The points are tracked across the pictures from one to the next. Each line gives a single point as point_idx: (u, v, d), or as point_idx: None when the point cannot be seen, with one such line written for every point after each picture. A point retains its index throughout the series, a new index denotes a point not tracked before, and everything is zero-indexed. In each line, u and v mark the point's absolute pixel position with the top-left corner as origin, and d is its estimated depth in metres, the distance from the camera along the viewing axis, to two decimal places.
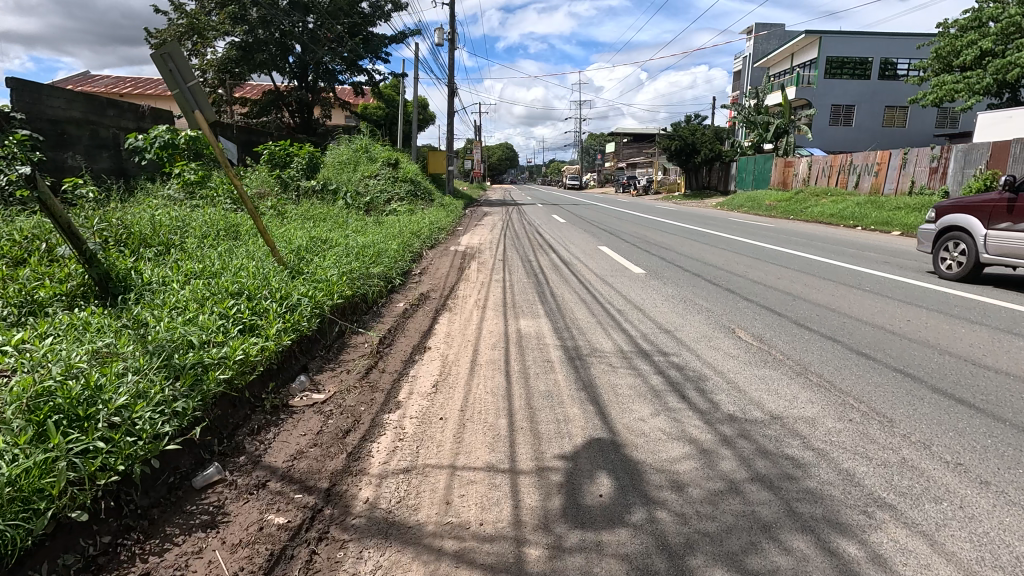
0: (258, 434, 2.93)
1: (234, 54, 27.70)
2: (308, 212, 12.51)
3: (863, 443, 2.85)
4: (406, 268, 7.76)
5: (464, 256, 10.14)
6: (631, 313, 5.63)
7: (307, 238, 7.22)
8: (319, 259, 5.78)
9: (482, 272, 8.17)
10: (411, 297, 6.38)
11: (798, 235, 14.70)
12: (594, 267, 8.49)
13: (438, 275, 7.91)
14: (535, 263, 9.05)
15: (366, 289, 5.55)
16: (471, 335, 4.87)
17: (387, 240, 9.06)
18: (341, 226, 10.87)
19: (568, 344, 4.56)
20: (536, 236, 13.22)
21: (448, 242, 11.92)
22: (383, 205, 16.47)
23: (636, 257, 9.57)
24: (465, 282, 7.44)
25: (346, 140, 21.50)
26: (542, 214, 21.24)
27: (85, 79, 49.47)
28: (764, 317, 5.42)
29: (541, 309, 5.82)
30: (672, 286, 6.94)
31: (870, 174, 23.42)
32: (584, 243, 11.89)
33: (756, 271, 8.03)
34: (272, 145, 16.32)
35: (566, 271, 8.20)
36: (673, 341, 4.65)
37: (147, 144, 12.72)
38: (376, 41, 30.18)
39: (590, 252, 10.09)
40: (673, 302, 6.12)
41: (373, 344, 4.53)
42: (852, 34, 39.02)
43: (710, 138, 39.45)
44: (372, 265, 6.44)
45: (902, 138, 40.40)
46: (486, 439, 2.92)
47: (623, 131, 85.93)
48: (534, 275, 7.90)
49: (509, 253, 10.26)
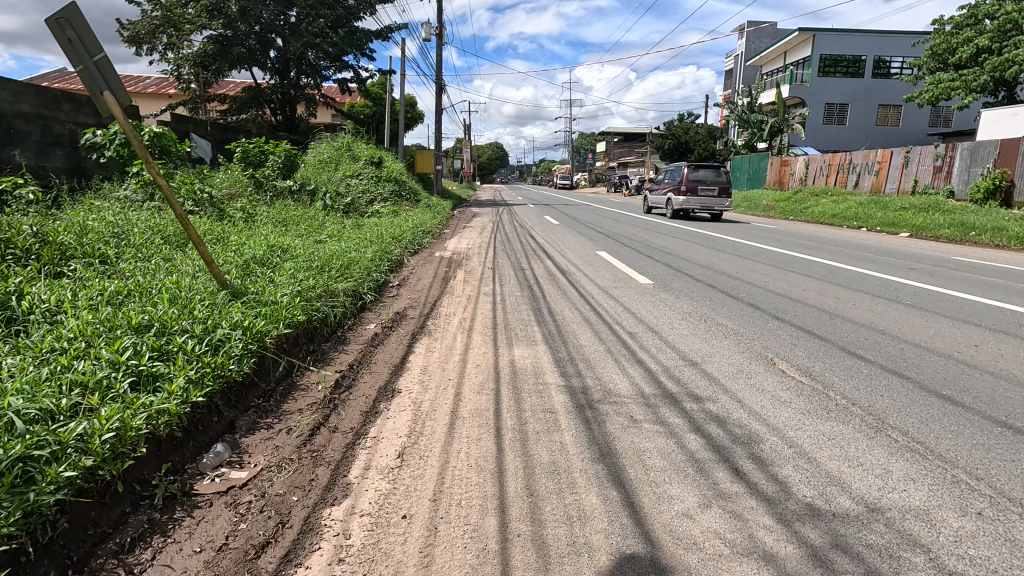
0: (128, 551, 2.01)
1: (211, 48, 26.42)
2: (280, 215, 11.53)
3: (1018, 560, 1.96)
4: (382, 280, 6.81)
5: (451, 263, 9.19)
6: (645, 337, 4.73)
7: (266, 247, 6.23)
8: (271, 275, 4.82)
9: (470, 283, 7.24)
10: (385, 316, 5.44)
11: (805, 239, 13.95)
12: (595, 277, 7.61)
13: (419, 287, 6.98)
14: (528, 271, 8.14)
15: (325, 311, 4.58)
16: (455, 371, 3.93)
17: (363, 247, 8.08)
18: (316, 232, 9.89)
19: (574, 384, 3.65)
20: (529, 241, 12.30)
21: (433, 247, 10.97)
22: (365, 207, 15.48)
23: (639, 265, 8.68)
24: (449, 296, 6.50)
25: (328, 138, 20.44)
26: (533, 215, 20.32)
27: (64, 75, 47.84)
28: (804, 343, 4.54)
29: (537, 332, 4.91)
30: (687, 301, 6.06)
31: (871, 174, 22.85)
32: (581, 247, 10.99)
33: (776, 281, 7.18)
34: (245, 143, 15.16)
35: (565, 282, 7.30)
36: (705, 379, 3.74)
37: (106, 141, 11.55)
38: (360, 36, 29.04)
39: (589, 259, 9.20)
40: (691, 321, 5.24)
41: (326, 386, 3.58)
42: (846, 31, 38.47)
43: (704, 137, 38.81)
44: (338, 279, 5.48)
45: (896, 137, 39.99)
46: (465, 559, 1.99)
47: (614, 130, 85.11)
48: (527, 287, 7.00)
49: (500, 260, 9.35)
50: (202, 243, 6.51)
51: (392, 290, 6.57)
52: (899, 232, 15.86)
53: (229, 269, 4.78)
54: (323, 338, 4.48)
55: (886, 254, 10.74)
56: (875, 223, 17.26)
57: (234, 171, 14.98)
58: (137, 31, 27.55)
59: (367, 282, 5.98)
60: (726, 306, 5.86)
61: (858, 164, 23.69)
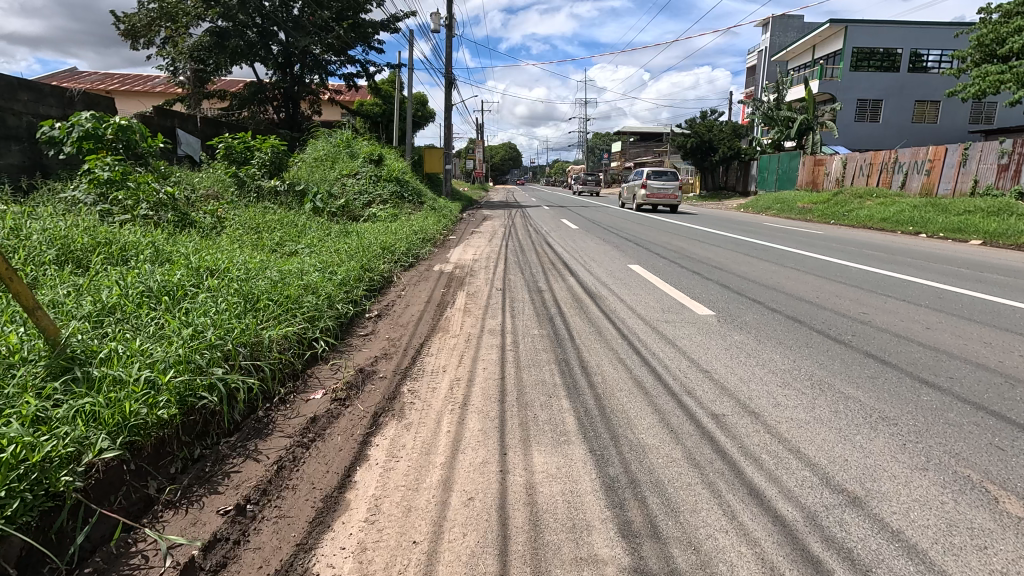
0: None
1: (208, 40, 25.01)
2: (255, 220, 9.92)
3: None
4: (352, 309, 5.14)
5: (452, 281, 7.50)
6: (743, 427, 2.97)
7: (190, 266, 4.57)
8: (155, 323, 3.14)
9: (474, 312, 5.56)
10: (342, 376, 3.72)
11: (864, 246, 12.03)
12: (636, 304, 5.88)
13: (404, 318, 5.32)
14: (548, 294, 6.42)
15: (232, 382, 2.88)
16: (427, 516, 2.21)
17: (336, 262, 6.44)
18: (291, 245, 8.36)
19: (653, 567, 1.91)
20: (547, 249, 10.60)
21: (432, 259, 9.26)
22: (361, 209, 13.84)
23: (687, 284, 6.90)
24: (442, 335, 4.79)
25: (326, 134, 18.86)
26: (549, 219, 18.52)
27: (75, 75, 47.23)
28: (1012, 442, 2.76)
29: (569, 411, 3.16)
30: (778, 350, 4.28)
31: (920, 173, 20.84)
32: (608, 259, 9.25)
33: (878, 314, 5.39)
34: (227, 137, 13.54)
35: (596, 310, 5.61)
36: (903, 553, 1.96)
37: (61, 134, 10.04)
38: (366, 28, 27.54)
39: (622, 276, 7.47)
40: (805, 391, 3.46)
41: (172, 567, 1.87)
42: (879, 23, 36.23)
43: (729, 134, 36.61)
44: (271, 320, 3.79)
45: (933, 135, 37.61)
46: None
47: (629, 131, 82.88)
48: (546, 319, 5.29)
49: (512, 276, 7.66)
50: (108, 264, 4.84)
51: (362, 326, 4.87)
52: (969, 239, 13.87)
53: (90, 318, 3.14)
54: (226, 434, 2.79)
55: (980, 268, 8.85)
56: (936, 229, 15.28)
57: (216, 170, 13.46)
58: (133, 24, 26.18)
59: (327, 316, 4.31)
60: (836, 358, 4.08)
61: (905, 163, 21.71)
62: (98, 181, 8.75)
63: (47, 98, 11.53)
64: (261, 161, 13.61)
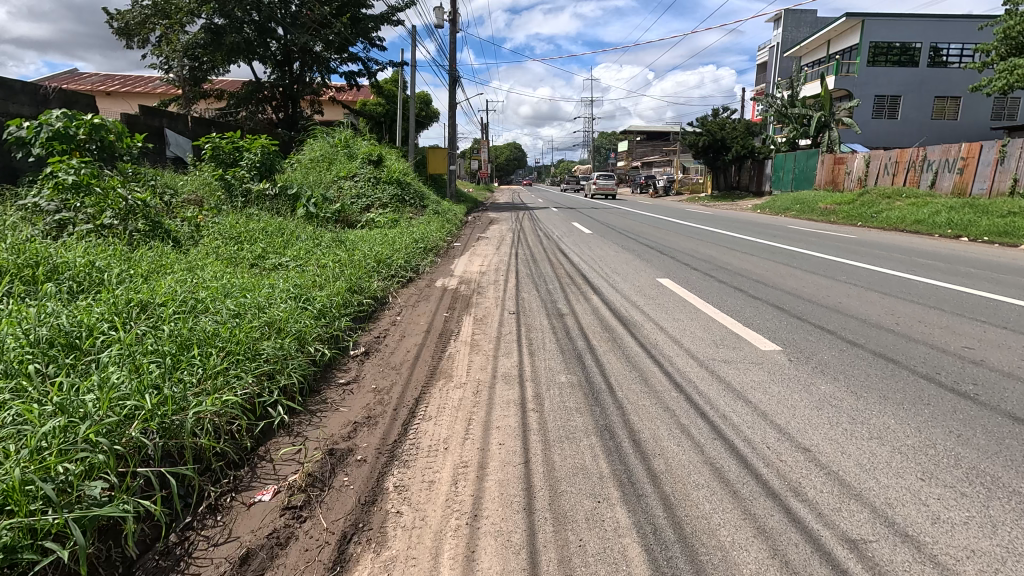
0: None
1: (203, 37, 23.99)
2: (236, 229, 8.91)
3: None
4: (331, 346, 4.14)
5: (457, 300, 6.49)
6: (905, 571, 1.93)
7: (119, 295, 3.59)
8: (13, 405, 2.15)
9: (484, 347, 4.53)
10: (306, 460, 2.70)
11: (910, 251, 10.91)
12: (677, 334, 4.86)
13: (399, 356, 4.32)
14: (571, 319, 5.40)
15: (117, 511, 1.87)
16: None
17: (317, 281, 5.44)
18: (274, 257, 7.41)
19: None
20: (563, 259, 9.56)
21: (434, 271, 8.24)
22: (358, 214, 12.84)
23: (733, 306, 5.87)
24: (445, 384, 3.75)
25: (323, 134, 17.84)
26: (559, 222, 17.47)
27: (75, 76, 46.55)
28: None
29: (632, 536, 2.13)
30: (890, 412, 3.21)
31: (952, 171, 19.70)
32: (632, 271, 8.25)
33: (987, 350, 4.33)
34: (214, 137, 12.59)
35: (635, 344, 4.56)
36: None
37: (27, 135, 9.03)
38: (365, 23, 26.54)
39: (652, 295, 6.46)
40: (965, 492, 2.39)
41: None
42: (898, 16, 34.89)
43: (742, 132, 35.34)
44: (205, 381, 2.79)
45: (952, 132, 36.31)
46: None
47: (635, 130, 81.95)
48: (574, 358, 4.25)
49: (525, 294, 6.67)
50: (25, 291, 3.85)
51: (341, 372, 3.87)
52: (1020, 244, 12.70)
53: None
54: None
55: None
56: (979, 231, 14.12)
57: (203, 172, 12.49)
58: (125, 22, 25.18)
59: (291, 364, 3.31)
60: (975, 426, 3.01)
61: (935, 161, 20.56)
62: (62, 186, 7.72)
63: (16, 95, 10.56)
64: (251, 161, 12.57)
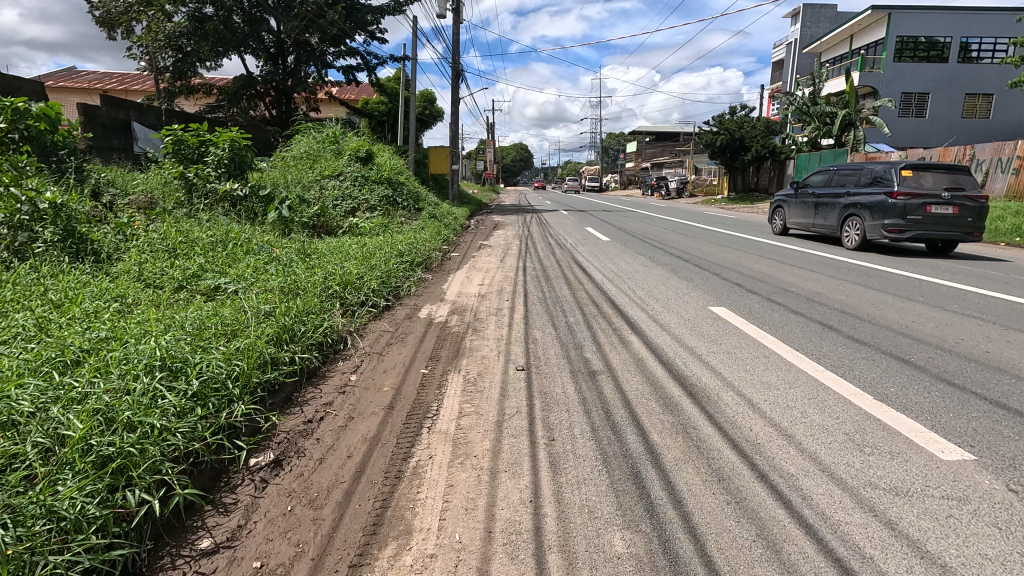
0: None
1: (187, 26, 22.42)
2: (173, 237, 7.11)
3: None
4: (203, 463, 2.42)
5: (446, 341, 4.72)
6: None
7: None
8: None
9: (474, 450, 2.75)
10: None
11: (999, 266, 9.00)
12: (786, 422, 3.07)
13: (328, 474, 2.57)
14: (608, 385, 3.61)
15: None
16: None
17: (227, 326, 3.67)
18: (209, 280, 5.69)
19: None
20: (583, 276, 7.76)
21: (421, 295, 6.45)
22: (340, 219, 11.09)
23: (840, 360, 4.09)
24: (387, 560, 1.99)
25: (311, 129, 16.07)
26: (572, 227, 15.66)
27: (73, 75, 45.36)
28: None
29: None
30: None
31: (1006, 172, 17.69)
32: (673, 294, 6.50)
33: None
34: (176, 128, 10.81)
35: (726, 447, 2.78)
36: None
37: None
38: (362, 14, 24.79)
39: (717, 338, 4.67)
40: None
41: None
42: (927, 8, 32.81)
43: (762, 131, 33.48)
44: None
45: (985, 131, 34.13)
46: None
47: (644, 131, 80.20)
48: (628, 484, 2.44)
49: (538, 332, 4.90)
50: None
51: (206, 530, 2.11)
52: None
53: None
54: None
55: None
56: None
57: (162, 169, 10.74)
58: (107, 11, 23.28)
59: (42, 560, 1.65)
60: None
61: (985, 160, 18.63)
62: None
63: None
64: (216, 157, 10.80)
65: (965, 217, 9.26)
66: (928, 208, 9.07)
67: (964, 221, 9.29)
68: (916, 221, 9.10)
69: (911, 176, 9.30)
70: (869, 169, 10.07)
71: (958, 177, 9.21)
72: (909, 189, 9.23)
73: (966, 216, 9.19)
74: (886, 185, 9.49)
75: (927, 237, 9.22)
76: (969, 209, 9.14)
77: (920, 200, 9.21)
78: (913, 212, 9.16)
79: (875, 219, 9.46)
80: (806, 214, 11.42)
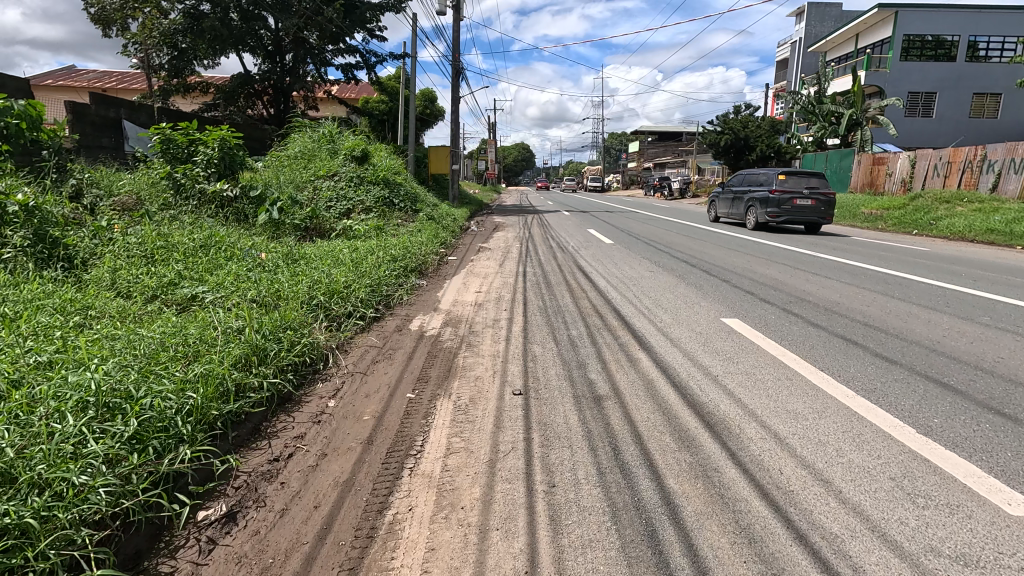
0: None
1: (183, 23, 22.18)
2: (153, 240, 6.73)
3: None
4: (137, 522, 2.04)
5: (438, 357, 4.34)
6: None
7: None
8: None
9: (461, 500, 2.37)
10: None
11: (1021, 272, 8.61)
12: (823, 463, 2.67)
13: (287, 532, 2.18)
14: (615, 413, 3.23)
15: None
16: None
17: (190, 347, 3.29)
18: (185, 288, 5.32)
19: None
20: (586, 282, 7.38)
21: (415, 304, 6.08)
22: (334, 221, 10.73)
23: (872, 383, 3.69)
24: None
25: (307, 128, 15.70)
26: (574, 229, 15.29)
27: (71, 73, 45.05)
28: None
29: None
30: None
31: (1019, 173, 17.28)
32: (682, 303, 6.13)
33: None
34: (166, 127, 10.43)
35: (755, 496, 2.39)
36: None
37: None
38: (361, 12, 24.42)
39: (733, 355, 4.29)
40: None
41: None
42: (935, 7, 32.34)
43: (766, 130, 33.02)
44: None
45: (993, 131, 33.68)
46: None
47: (647, 130, 79.95)
48: (647, 552, 2.05)
49: (538, 348, 4.53)
50: None
51: None
52: None
53: None
54: None
55: None
56: None
57: (151, 169, 10.36)
58: (103, 8, 22.97)
59: None
60: None
61: (997, 161, 18.22)
62: None
63: None
64: (205, 157, 10.42)
65: (822, 207, 14.12)
66: (794, 201, 14.00)
67: (821, 210, 14.20)
68: (786, 210, 14.03)
69: (784, 180, 14.20)
70: (764, 173, 14.89)
71: (815, 180, 14.11)
72: (784, 187, 14.09)
73: (822, 207, 14.07)
74: (770, 186, 14.42)
75: (794, 219, 14.13)
76: (818, 203, 14.24)
77: (791, 196, 14.09)
78: (784, 204, 14.10)
79: (765, 205, 14.18)
80: (730, 204, 15.84)
